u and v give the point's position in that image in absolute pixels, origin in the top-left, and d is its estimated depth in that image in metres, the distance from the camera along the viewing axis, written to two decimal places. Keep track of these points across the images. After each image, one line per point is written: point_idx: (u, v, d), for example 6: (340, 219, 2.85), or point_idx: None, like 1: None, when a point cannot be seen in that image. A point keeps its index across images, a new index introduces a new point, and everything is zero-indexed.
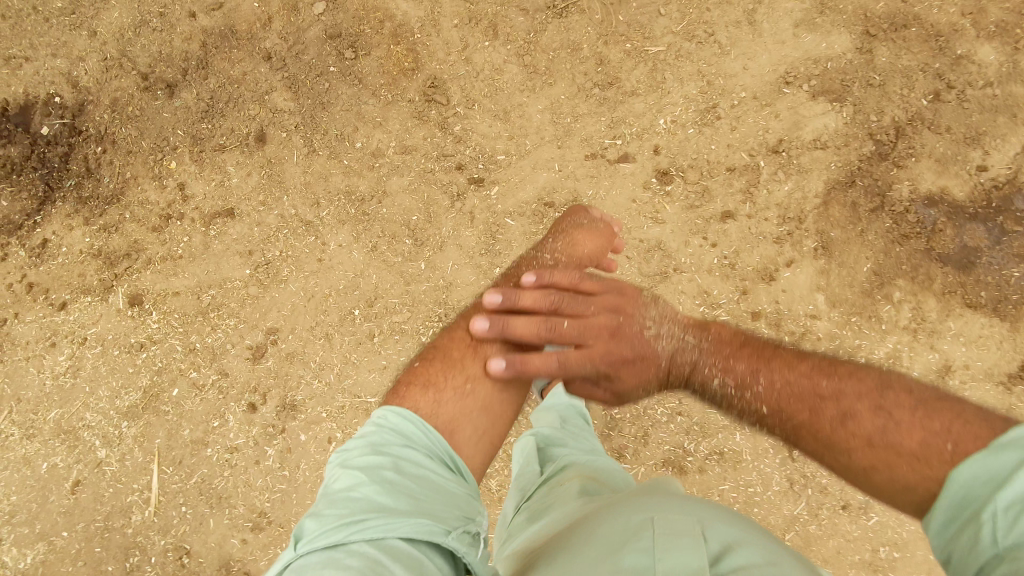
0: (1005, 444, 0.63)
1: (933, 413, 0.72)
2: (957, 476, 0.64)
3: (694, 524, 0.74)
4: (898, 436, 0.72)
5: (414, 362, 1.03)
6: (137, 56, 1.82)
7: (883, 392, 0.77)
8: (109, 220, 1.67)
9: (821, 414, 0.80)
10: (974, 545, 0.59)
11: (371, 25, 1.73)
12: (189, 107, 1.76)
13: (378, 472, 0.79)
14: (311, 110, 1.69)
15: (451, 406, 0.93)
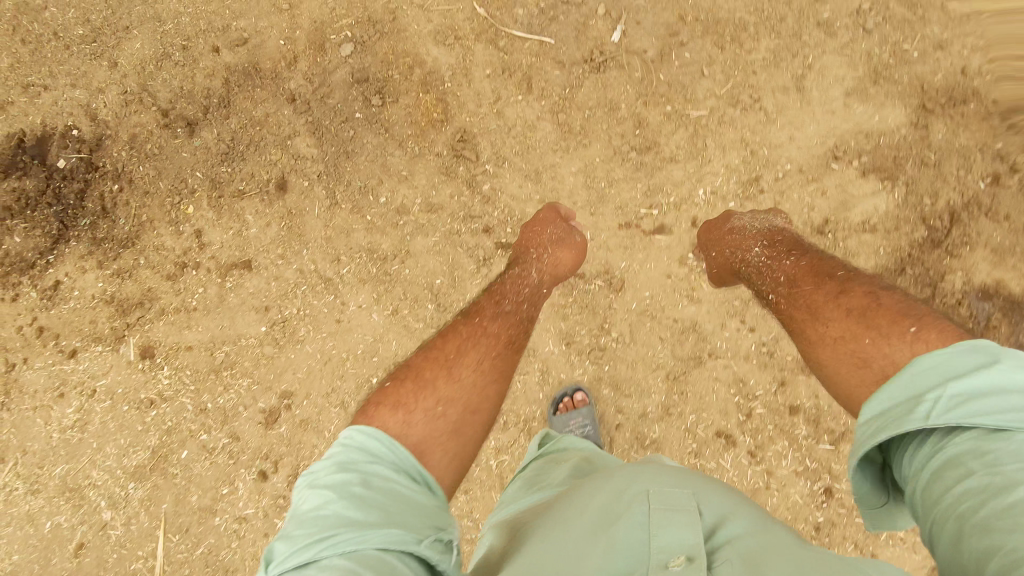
0: (968, 345, 0.75)
1: (910, 307, 0.93)
2: (919, 362, 0.77)
3: (689, 497, 0.86)
4: (879, 316, 0.94)
5: (384, 382, 1.09)
6: (157, 91, 1.76)
7: (878, 288, 1.02)
8: (122, 265, 1.62)
9: (819, 292, 1.09)
10: (911, 420, 0.70)
11: (400, 70, 1.66)
12: (208, 147, 1.70)
13: (348, 488, 0.76)
14: (335, 158, 1.63)
15: (421, 428, 0.97)
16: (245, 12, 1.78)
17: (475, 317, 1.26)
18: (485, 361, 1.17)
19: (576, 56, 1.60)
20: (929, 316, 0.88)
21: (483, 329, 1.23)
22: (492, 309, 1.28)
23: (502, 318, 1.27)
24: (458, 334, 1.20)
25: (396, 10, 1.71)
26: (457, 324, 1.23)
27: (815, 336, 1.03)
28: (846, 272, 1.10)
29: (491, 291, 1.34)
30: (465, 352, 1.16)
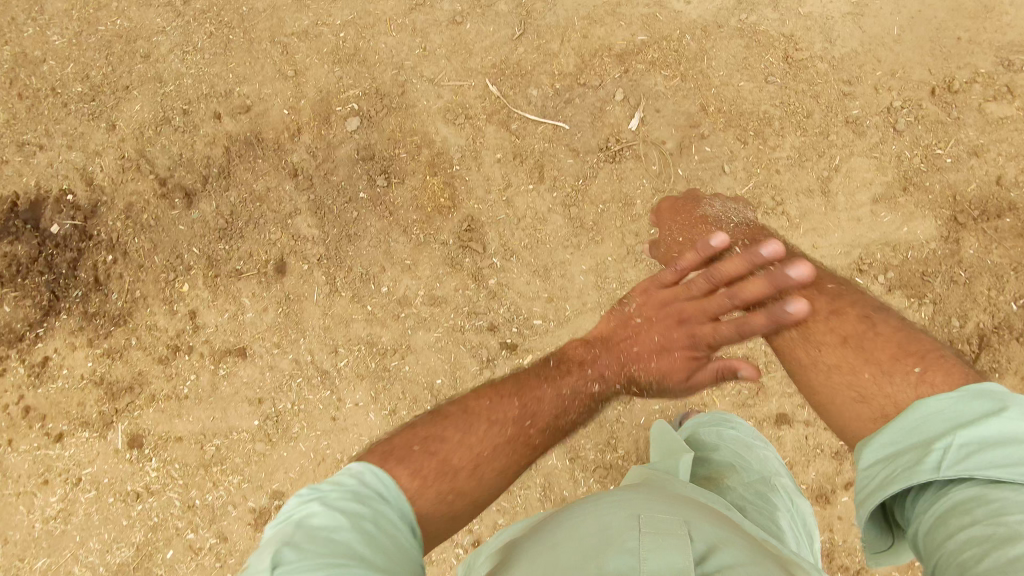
0: (969, 391, 0.81)
1: (911, 341, 0.99)
2: (924, 406, 0.82)
3: (680, 524, 0.79)
4: (870, 346, 1.01)
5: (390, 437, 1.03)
6: (156, 158, 1.70)
7: (872, 312, 1.09)
8: (113, 344, 1.56)
9: (812, 312, 1.12)
10: (920, 469, 0.76)
11: (407, 149, 1.60)
12: (206, 220, 1.64)
13: (360, 521, 0.79)
14: (336, 241, 1.57)
15: (427, 501, 0.93)
16: (249, 78, 1.73)
17: (529, 420, 1.15)
18: (511, 468, 1.07)
19: (591, 143, 1.54)
20: (934, 355, 0.94)
21: (526, 437, 1.12)
22: (547, 418, 1.17)
23: (551, 431, 1.16)
24: (503, 432, 1.09)
25: (406, 84, 1.65)
26: (509, 419, 1.12)
27: (807, 360, 1.07)
28: (837, 287, 1.16)
29: (556, 382, 1.23)
30: (497, 454, 1.06)
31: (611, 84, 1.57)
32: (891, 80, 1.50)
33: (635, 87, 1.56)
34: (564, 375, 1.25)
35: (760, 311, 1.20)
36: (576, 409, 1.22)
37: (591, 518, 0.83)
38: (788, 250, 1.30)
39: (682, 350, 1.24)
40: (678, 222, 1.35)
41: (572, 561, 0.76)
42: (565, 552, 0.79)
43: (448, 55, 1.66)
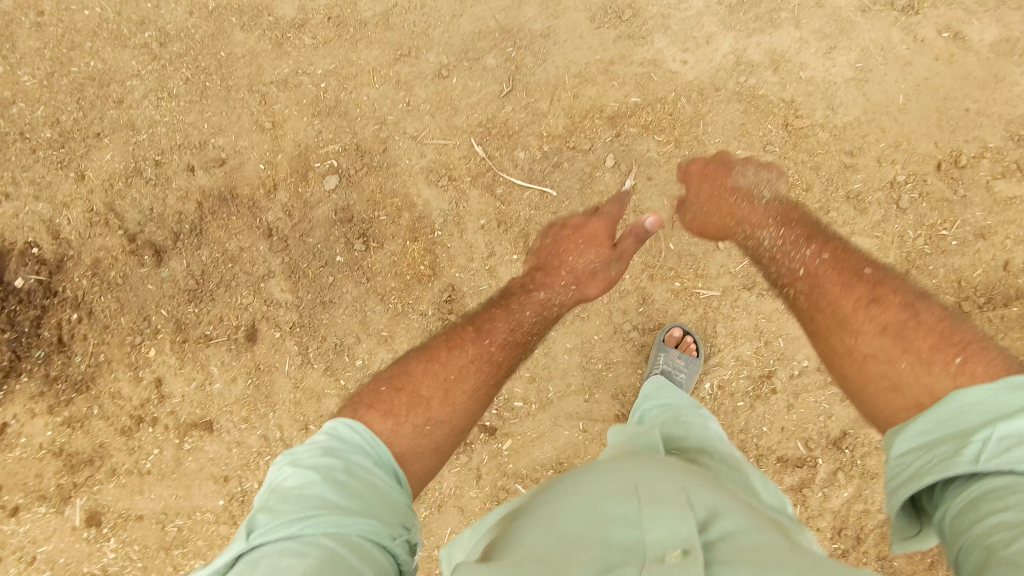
0: (1011, 384, 0.80)
1: (955, 329, 0.96)
2: (960, 398, 0.82)
3: (677, 491, 0.75)
4: (911, 331, 0.99)
5: (379, 386, 1.17)
6: (126, 211, 1.63)
7: (916, 299, 1.04)
8: (74, 412, 1.50)
9: (848, 297, 1.09)
10: (955, 458, 0.75)
11: (387, 211, 1.53)
12: (176, 280, 1.57)
13: (331, 473, 0.90)
14: (310, 308, 1.50)
15: (406, 440, 1.07)
16: (225, 128, 1.66)
17: (486, 338, 1.27)
18: (480, 388, 1.21)
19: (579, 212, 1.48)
20: (977, 345, 0.91)
21: (489, 355, 1.24)
22: (504, 334, 1.27)
23: (511, 346, 1.28)
24: (464, 352, 1.23)
25: (388, 142, 1.58)
26: (467, 340, 1.26)
27: (843, 347, 1.06)
28: (876, 272, 1.11)
29: (507, 306, 1.32)
30: (463, 373, 1.20)
31: (601, 148, 1.50)
32: (895, 152, 1.43)
33: (626, 152, 1.50)
34: (519, 300, 1.32)
35: (792, 296, 1.19)
36: (530, 321, 1.30)
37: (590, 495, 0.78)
38: (820, 227, 1.25)
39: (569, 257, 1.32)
40: (703, 189, 1.32)
41: (571, 537, 0.71)
42: (567, 528, 0.73)
43: (432, 111, 1.59)
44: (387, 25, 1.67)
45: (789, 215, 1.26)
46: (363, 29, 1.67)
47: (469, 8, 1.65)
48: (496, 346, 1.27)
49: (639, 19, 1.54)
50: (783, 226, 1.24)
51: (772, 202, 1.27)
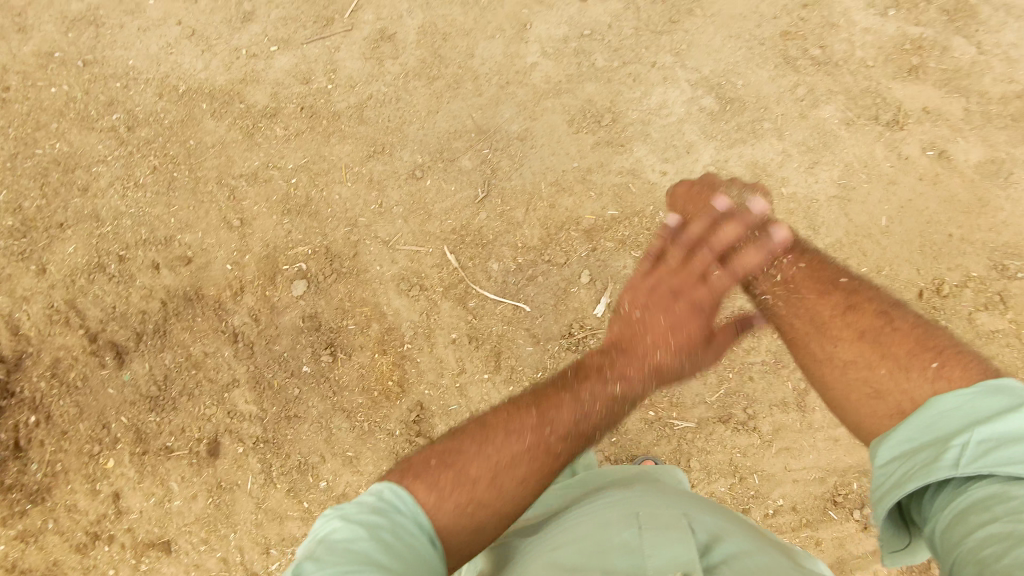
0: (993, 387, 0.69)
1: (933, 335, 0.82)
2: (939, 403, 0.71)
3: (678, 517, 0.82)
4: (886, 336, 0.84)
5: (418, 455, 0.83)
6: (87, 309, 1.58)
7: (893, 305, 0.88)
8: (28, 525, 1.48)
9: (823, 302, 0.93)
10: (933, 467, 0.66)
11: (356, 320, 1.48)
12: (137, 384, 1.52)
13: (380, 533, 0.69)
14: (275, 422, 1.46)
15: (450, 516, 0.76)
16: (192, 223, 1.61)
17: (551, 424, 0.88)
18: (537, 478, 0.84)
19: (552, 330, 1.44)
20: (958, 350, 0.77)
21: (549, 441, 0.86)
22: (568, 424, 0.89)
23: (579, 436, 0.90)
24: (528, 420, 0.87)
25: (358, 246, 1.53)
26: (528, 425, 0.87)
27: (821, 355, 0.89)
28: (852, 279, 0.96)
29: (578, 392, 0.93)
30: (519, 461, 0.83)
31: (576, 263, 1.46)
32: (876, 278, 1.39)
33: (603, 269, 1.45)
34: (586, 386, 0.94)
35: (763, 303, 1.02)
36: (600, 412, 0.93)
37: (594, 517, 0.83)
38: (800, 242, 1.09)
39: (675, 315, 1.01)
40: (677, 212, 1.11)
41: (570, 564, 0.76)
42: (568, 551, 0.79)
43: (405, 214, 1.55)
44: (361, 119, 1.64)
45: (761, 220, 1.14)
46: (337, 121, 1.65)
47: (445, 104, 1.62)
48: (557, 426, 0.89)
49: (616, 125, 1.53)
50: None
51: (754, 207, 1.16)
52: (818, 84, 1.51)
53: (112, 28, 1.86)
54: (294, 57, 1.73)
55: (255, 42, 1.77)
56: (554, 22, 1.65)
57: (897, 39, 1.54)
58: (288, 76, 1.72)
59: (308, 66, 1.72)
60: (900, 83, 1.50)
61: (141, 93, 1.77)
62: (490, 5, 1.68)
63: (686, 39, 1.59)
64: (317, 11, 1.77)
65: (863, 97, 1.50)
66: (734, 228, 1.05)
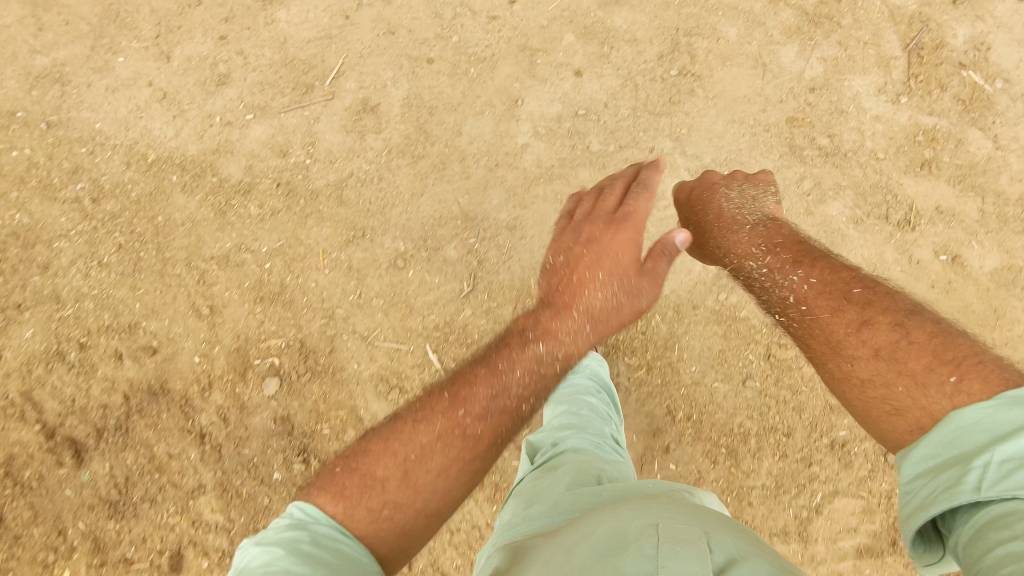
0: (1010, 398, 0.71)
1: (950, 347, 0.84)
2: (958, 418, 0.73)
3: (698, 531, 0.69)
4: (905, 352, 0.87)
5: (334, 464, 0.98)
6: (44, 402, 1.48)
7: (908, 316, 0.92)
8: None
9: (839, 320, 0.98)
10: (956, 489, 0.66)
11: (332, 424, 1.41)
12: (96, 486, 1.43)
13: (297, 546, 0.80)
14: (243, 534, 1.38)
15: (364, 524, 0.88)
16: (159, 309, 1.51)
17: (462, 408, 1.03)
18: (454, 465, 0.98)
19: None
20: (975, 361, 0.79)
21: (462, 427, 1.01)
22: (484, 401, 1.04)
23: (494, 414, 1.04)
24: (431, 429, 0.99)
25: (335, 341, 1.44)
26: (438, 411, 1.02)
27: (840, 375, 0.94)
28: (866, 291, 0.99)
29: (494, 366, 1.09)
30: (430, 451, 0.97)
31: None
32: None
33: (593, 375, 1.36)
34: (508, 355, 1.11)
35: (783, 321, 1.08)
36: (521, 382, 1.09)
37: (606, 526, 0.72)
38: (813, 248, 1.16)
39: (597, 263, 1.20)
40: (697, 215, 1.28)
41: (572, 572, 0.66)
42: (576, 557, 0.68)
43: (385, 306, 1.46)
44: (340, 199, 1.54)
45: (773, 234, 1.20)
46: (315, 201, 1.55)
47: (431, 186, 1.52)
48: (474, 417, 1.03)
49: None
50: (769, 246, 1.17)
51: (769, 223, 1.22)
52: (825, 177, 1.42)
53: (77, 86, 1.75)
54: (270, 126, 1.63)
55: (229, 109, 1.66)
56: (547, 98, 1.56)
57: (910, 129, 1.45)
58: (264, 148, 1.61)
59: (285, 137, 1.62)
60: (912, 178, 1.42)
61: (107, 161, 1.66)
62: (479, 78, 1.59)
63: (686, 121, 1.51)
64: (296, 77, 1.67)
65: (873, 192, 1.42)
66: (645, 197, 1.26)
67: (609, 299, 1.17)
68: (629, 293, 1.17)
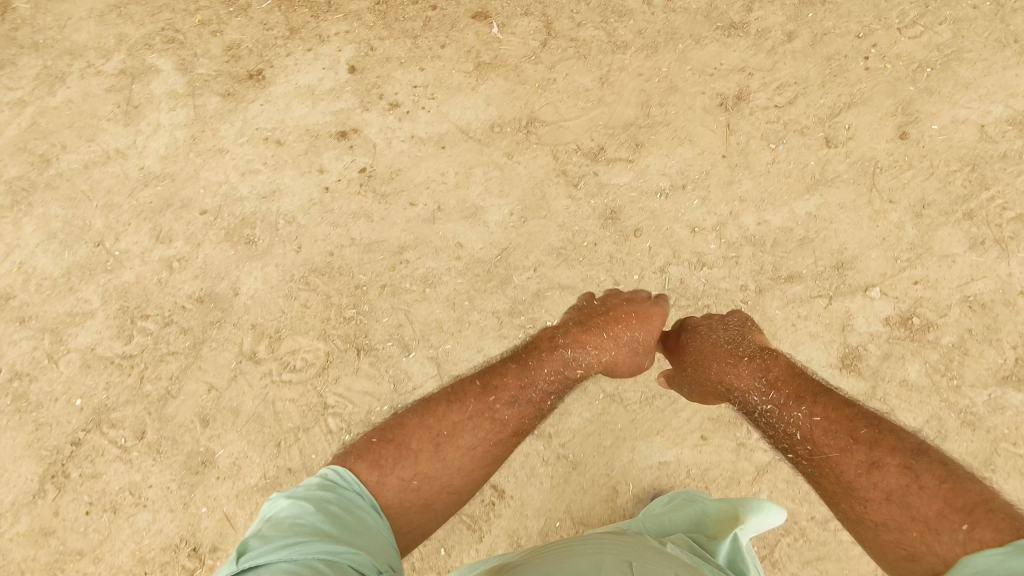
0: (1018, 547, 0.82)
1: (959, 492, 0.97)
2: (972, 563, 0.85)
3: None
4: (913, 499, 1.01)
5: (374, 438, 1.20)
6: None
7: (914, 457, 1.06)
8: None
9: (850, 460, 1.12)
10: None
11: None
12: None
13: (326, 506, 1.00)
14: None
15: (392, 491, 1.13)
16: None
17: (492, 396, 1.31)
18: (477, 448, 1.25)
19: None
20: (982, 508, 0.92)
21: (491, 412, 1.29)
22: (512, 394, 1.33)
23: (519, 404, 1.32)
24: (463, 409, 1.27)
25: None
26: (471, 396, 1.30)
27: (853, 513, 1.09)
28: (872, 431, 1.13)
29: (525, 363, 1.38)
30: (461, 431, 1.24)
31: None
32: None
33: None
34: (537, 358, 1.40)
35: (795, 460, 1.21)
36: (546, 379, 1.37)
37: (573, 556, 0.85)
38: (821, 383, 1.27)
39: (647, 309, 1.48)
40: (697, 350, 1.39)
41: None
42: None
43: None
44: None
45: (770, 364, 1.32)
46: None
47: None
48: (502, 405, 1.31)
49: None
50: (772, 381, 1.29)
51: (766, 352, 1.34)
52: None
53: None
54: None
55: None
56: None
57: None
58: None
59: None
60: None
61: None
62: None
63: None
64: None
65: None
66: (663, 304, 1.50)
67: (635, 338, 1.45)
68: (643, 349, 1.47)
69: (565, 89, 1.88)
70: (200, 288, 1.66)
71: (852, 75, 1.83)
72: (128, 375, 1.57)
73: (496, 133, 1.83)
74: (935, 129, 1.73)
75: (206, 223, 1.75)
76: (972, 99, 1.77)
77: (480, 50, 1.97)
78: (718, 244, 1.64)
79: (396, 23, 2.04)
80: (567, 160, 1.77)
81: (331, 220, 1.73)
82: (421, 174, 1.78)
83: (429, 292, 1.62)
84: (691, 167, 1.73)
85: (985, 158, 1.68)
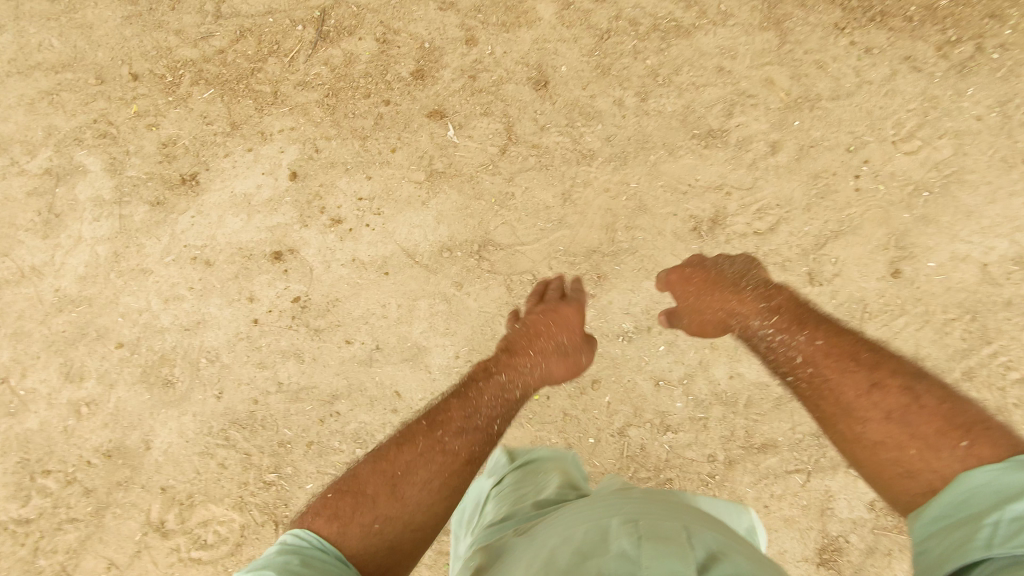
0: (1017, 462, 0.87)
1: (958, 412, 1.00)
2: (969, 479, 0.89)
3: (682, 529, 0.86)
4: (913, 415, 1.03)
5: (328, 492, 1.13)
6: None
7: (915, 378, 1.08)
8: None
9: (848, 380, 1.14)
10: (973, 545, 0.82)
11: None
12: None
13: (285, 566, 0.93)
14: None
15: (355, 540, 1.03)
16: None
17: (439, 430, 1.23)
18: (435, 480, 1.15)
19: None
20: (982, 426, 0.95)
21: (442, 445, 1.20)
22: (459, 424, 1.25)
23: (467, 433, 1.24)
24: (414, 448, 1.18)
25: None
26: (419, 433, 1.22)
27: (851, 435, 1.10)
28: (871, 355, 1.16)
29: (466, 394, 1.31)
30: (416, 468, 1.15)
31: None
32: None
33: None
34: (477, 389, 1.33)
35: (794, 383, 1.22)
36: (487, 406, 1.30)
37: (580, 526, 0.90)
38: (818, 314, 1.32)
39: (562, 332, 1.43)
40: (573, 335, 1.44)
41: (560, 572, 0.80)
42: (560, 561, 0.83)
43: None
44: None
45: (772, 293, 1.37)
46: None
47: None
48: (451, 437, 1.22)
49: None
50: (769, 307, 1.34)
51: (771, 288, 1.37)
52: None
53: None
54: None
55: None
56: None
57: None
58: None
59: None
60: None
61: None
62: None
63: None
64: None
65: None
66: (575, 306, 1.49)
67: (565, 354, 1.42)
68: (579, 350, 1.44)
69: (523, 207, 1.71)
70: (109, 440, 1.56)
71: (840, 198, 1.68)
72: (21, 546, 1.54)
73: (446, 257, 1.67)
74: (933, 267, 1.62)
75: (121, 359, 1.60)
76: (974, 232, 1.64)
77: (433, 155, 1.81)
78: (686, 401, 1.53)
79: (346, 121, 1.89)
80: (523, 293, 1.63)
81: (258, 358, 1.59)
82: (359, 305, 1.62)
83: (359, 452, 1.56)
84: (659, 306, 1.59)
85: (987, 304, 1.60)
